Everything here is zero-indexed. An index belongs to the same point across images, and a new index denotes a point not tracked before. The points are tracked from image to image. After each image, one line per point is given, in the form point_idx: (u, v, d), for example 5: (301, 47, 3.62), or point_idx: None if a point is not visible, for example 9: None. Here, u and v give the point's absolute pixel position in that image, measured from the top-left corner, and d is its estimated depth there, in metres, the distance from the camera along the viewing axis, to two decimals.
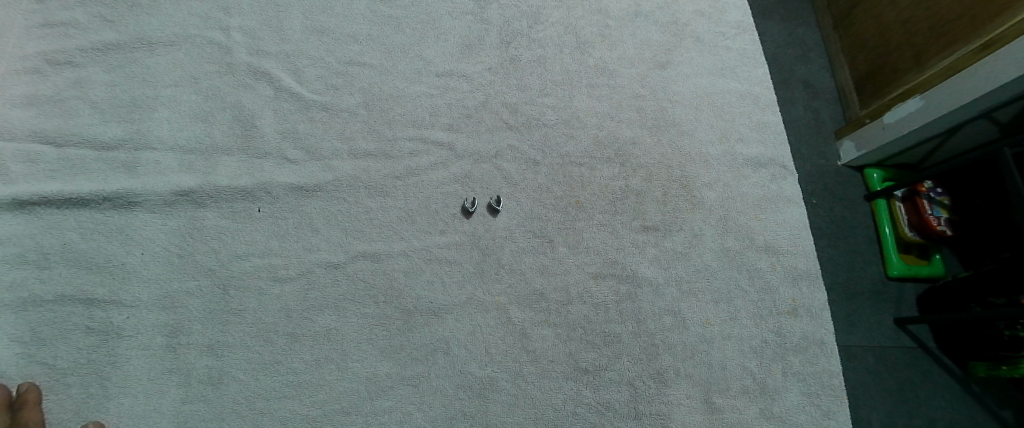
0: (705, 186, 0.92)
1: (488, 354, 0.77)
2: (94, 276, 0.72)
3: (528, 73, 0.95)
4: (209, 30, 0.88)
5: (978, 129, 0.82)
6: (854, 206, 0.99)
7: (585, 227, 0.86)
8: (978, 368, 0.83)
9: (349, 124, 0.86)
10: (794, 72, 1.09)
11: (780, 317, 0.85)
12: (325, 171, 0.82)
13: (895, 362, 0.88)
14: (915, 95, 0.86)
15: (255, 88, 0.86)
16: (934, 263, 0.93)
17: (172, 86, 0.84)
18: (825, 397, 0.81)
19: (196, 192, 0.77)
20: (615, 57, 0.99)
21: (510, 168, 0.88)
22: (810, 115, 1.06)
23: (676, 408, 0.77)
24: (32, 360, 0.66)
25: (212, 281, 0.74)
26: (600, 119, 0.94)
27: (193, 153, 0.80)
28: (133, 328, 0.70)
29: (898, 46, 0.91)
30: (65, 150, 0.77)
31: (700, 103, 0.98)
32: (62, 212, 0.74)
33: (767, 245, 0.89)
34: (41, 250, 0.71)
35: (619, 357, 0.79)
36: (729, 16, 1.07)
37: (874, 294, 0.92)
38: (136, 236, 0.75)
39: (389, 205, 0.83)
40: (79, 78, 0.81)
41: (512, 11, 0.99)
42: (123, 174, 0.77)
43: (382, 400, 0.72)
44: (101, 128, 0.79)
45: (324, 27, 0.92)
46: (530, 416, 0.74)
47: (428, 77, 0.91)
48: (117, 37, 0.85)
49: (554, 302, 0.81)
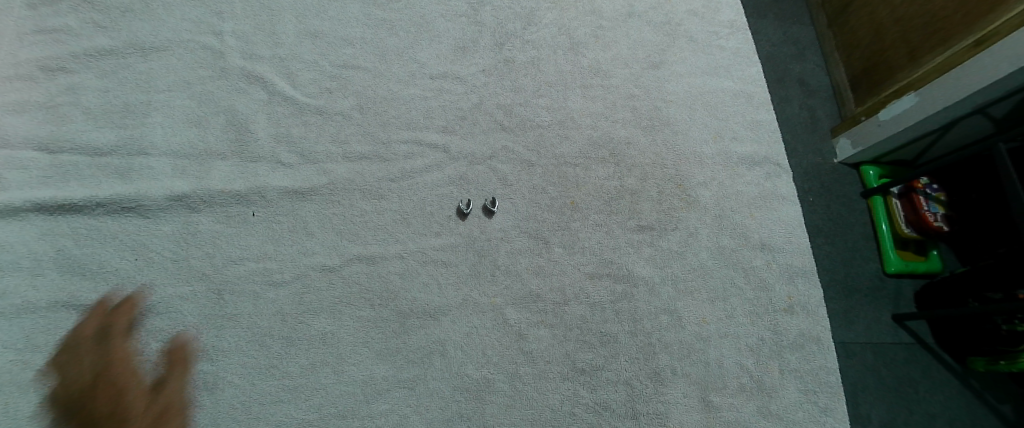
0: (700, 185, 0.92)
1: (484, 356, 0.76)
2: (88, 282, 0.72)
3: (522, 74, 0.95)
4: (202, 35, 0.88)
5: (973, 125, 0.83)
6: (849, 204, 0.99)
7: (581, 228, 0.86)
8: (977, 363, 0.84)
9: (343, 127, 0.86)
10: (789, 70, 1.10)
11: (776, 315, 0.85)
12: (319, 174, 0.82)
13: (893, 358, 0.88)
14: (910, 92, 0.86)
15: (248, 92, 0.86)
16: (931, 259, 0.93)
17: (166, 91, 0.84)
18: (822, 394, 0.81)
19: (190, 197, 0.77)
20: (609, 57, 0.99)
21: (505, 169, 0.88)
22: (804, 114, 1.06)
23: (673, 407, 0.77)
24: (27, 367, 0.66)
25: (206, 286, 0.74)
26: (594, 119, 0.94)
27: (187, 158, 0.80)
28: (129, 333, 0.70)
29: (892, 43, 0.91)
30: (58, 156, 0.77)
31: (694, 102, 0.98)
32: (56, 218, 0.74)
33: (763, 243, 0.90)
34: (35, 256, 0.71)
35: (616, 357, 0.79)
36: (722, 16, 1.08)
37: (870, 291, 0.92)
38: (130, 242, 0.75)
39: (384, 208, 0.83)
40: (72, 84, 0.81)
41: (505, 13, 0.99)
42: (116, 180, 0.77)
43: (379, 403, 0.72)
44: (94, 133, 0.79)
45: (318, 30, 0.92)
46: (528, 417, 0.74)
47: (423, 79, 0.92)
48: (110, 43, 0.85)
49: (550, 302, 0.81)
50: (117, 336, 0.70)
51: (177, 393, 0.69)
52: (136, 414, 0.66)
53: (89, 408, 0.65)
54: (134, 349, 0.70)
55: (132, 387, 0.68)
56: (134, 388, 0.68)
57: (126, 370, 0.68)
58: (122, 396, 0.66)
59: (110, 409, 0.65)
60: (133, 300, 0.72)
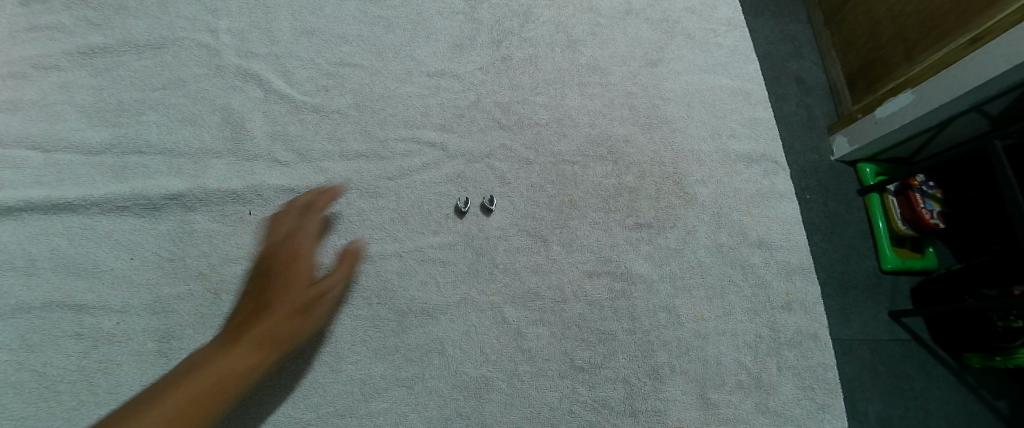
0: (698, 183, 0.92)
1: (483, 354, 0.76)
2: (82, 282, 0.71)
3: (520, 72, 0.95)
4: (197, 33, 0.87)
5: (970, 123, 0.83)
6: (846, 201, 0.99)
7: (579, 225, 0.86)
8: (972, 360, 0.85)
9: (340, 125, 0.86)
10: (786, 68, 1.10)
11: (774, 312, 0.85)
12: (316, 173, 0.82)
13: (889, 354, 0.89)
14: (906, 89, 0.86)
15: (244, 90, 0.85)
16: (928, 256, 0.93)
17: (160, 89, 0.83)
18: (819, 390, 0.81)
19: (185, 196, 0.77)
20: (607, 55, 0.99)
21: (503, 167, 0.88)
22: (802, 111, 1.06)
23: (671, 404, 0.77)
24: (21, 367, 0.66)
25: (202, 286, 0.74)
26: (592, 117, 0.94)
27: (182, 157, 0.80)
28: (124, 333, 0.70)
29: (888, 41, 0.91)
30: (52, 155, 0.76)
31: (692, 100, 0.98)
32: (49, 218, 0.73)
33: (760, 241, 0.90)
34: (29, 256, 0.71)
35: (614, 354, 0.79)
36: (720, 13, 1.07)
37: (867, 288, 0.93)
38: (124, 241, 0.74)
39: (381, 207, 0.82)
40: (65, 83, 0.80)
41: (503, 10, 0.99)
42: (110, 179, 0.76)
43: (377, 402, 0.72)
44: (89, 132, 0.78)
45: (314, 28, 0.91)
46: (526, 415, 0.74)
47: (420, 77, 0.91)
48: (104, 41, 0.84)
49: (548, 300, 0.81)
50: (314, 216, 0.73)
51: (339, 283, 0.68)
52: (301, 282, 0.65)
53: (274, 256, 0.67)
54: (129, 349, 0.69)
55: (312, 257, 0.69)
56: (308, 264, 0.68)
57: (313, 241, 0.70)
58: (303, 260, 0.67)
59: (286, 265, 0.66)
60: (337, 193, 0.77)
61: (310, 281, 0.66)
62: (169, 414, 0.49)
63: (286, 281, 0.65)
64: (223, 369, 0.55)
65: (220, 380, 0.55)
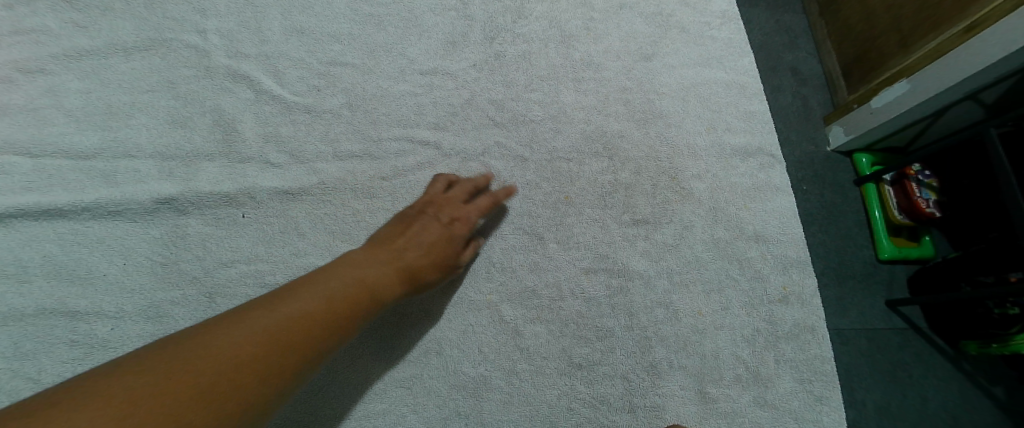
0: (694, 178, 0.91)
1: (480, 354, 0.76)
2: (75, 288, 0.70)
3: (513, 68, 0.94)
4: (186, 33, 0.86)
5: (965, 110, 0.83)
6: (842, 192, 0.99)
7: (575, 223, 0.86)
8: (969, 346, 0.86)
9: (333, 126, 0.85)
10: (781, 60, 1.09)
11: (771, 305, 0.85)
12: (309, 174, 0.81)
13: (885, 345, 0.89)
14: (902, 79, 0.86)
15: (234, 91, 0.84)
16: (923, 245, 0.94)
17: (149, 92, 0.82)
18: (817, 383, 0.81)
19: (177, 200, 0.76)
20: (601, 50, 0.98)
21: (498, 166, 0.87)
22: (797, 103, 1.06)
23: (669, 399, 0.78)
24: (15, 375, 0.65)
25: (197, 290, 0.73)
26: (587, 113, 0.93)
27: (173, 160, 0.79)
28: (118, 339, 0.69)
29: (884, 30, 0.90)
30: (40, 160, 0.75)
31: (687, 95, 0.97)
32: (40, 225, 0.72)
33: (757, 235, 0.89)
34: (20, 263, 0.70)
35: (612, 351, 0.79)
36: (714, 5, 1.06)
37: (863, 279, 0.93)
38: (117, 246, 0.73)
39: (376, 207, 0.82)
40: (52, 86, 0.79)
41: (495, 6, 0.98)
42: (101, 184, 0.75)
43: (375, 403, 0.72)
44: (77, 136, 0.77)
45: (304, 27, 0.90)
46: (525, 413, 0.74)
47: (413, 75, 0.90)
48: (90, 43, 0.82)
49: (545, 298, 0.81)
50: (483, 200, 0.79)
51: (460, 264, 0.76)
52: (441, 246, 0.73)
53: (437, 211, 0.76)
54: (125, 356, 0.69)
55: (462, 227, 0.76)
56: (454, 234, 0.75)
57: (470, 217, 0.77)
58: (453, 226, 0.75)
59: (443, 224, 0.75)
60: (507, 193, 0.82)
61: (452, 249, 0.74)
62: (315, 306, 0.55)
63: (435, 240, 0.73)
64: (361, 288, 0.61)
65: (358, 296, 0.60)
